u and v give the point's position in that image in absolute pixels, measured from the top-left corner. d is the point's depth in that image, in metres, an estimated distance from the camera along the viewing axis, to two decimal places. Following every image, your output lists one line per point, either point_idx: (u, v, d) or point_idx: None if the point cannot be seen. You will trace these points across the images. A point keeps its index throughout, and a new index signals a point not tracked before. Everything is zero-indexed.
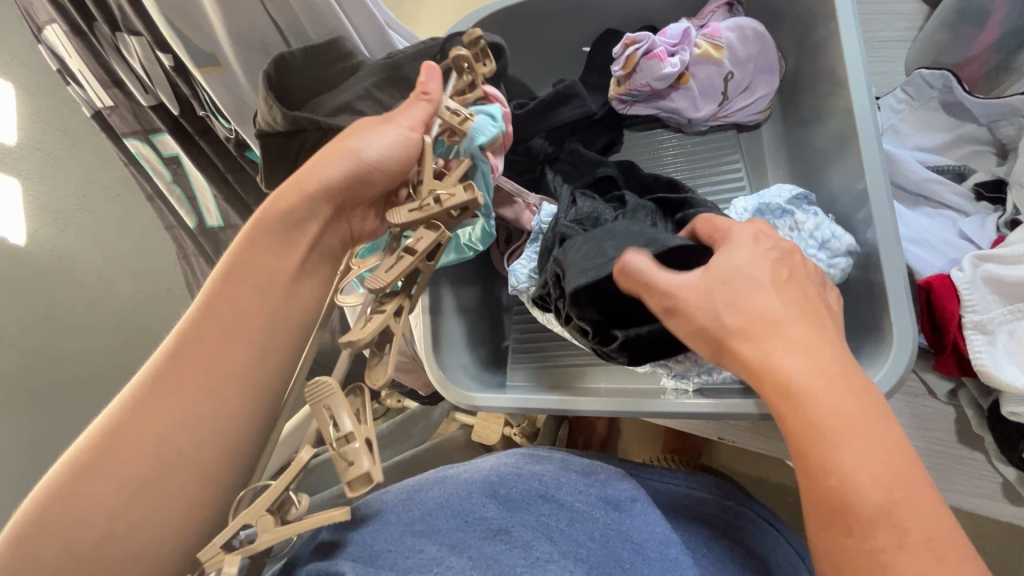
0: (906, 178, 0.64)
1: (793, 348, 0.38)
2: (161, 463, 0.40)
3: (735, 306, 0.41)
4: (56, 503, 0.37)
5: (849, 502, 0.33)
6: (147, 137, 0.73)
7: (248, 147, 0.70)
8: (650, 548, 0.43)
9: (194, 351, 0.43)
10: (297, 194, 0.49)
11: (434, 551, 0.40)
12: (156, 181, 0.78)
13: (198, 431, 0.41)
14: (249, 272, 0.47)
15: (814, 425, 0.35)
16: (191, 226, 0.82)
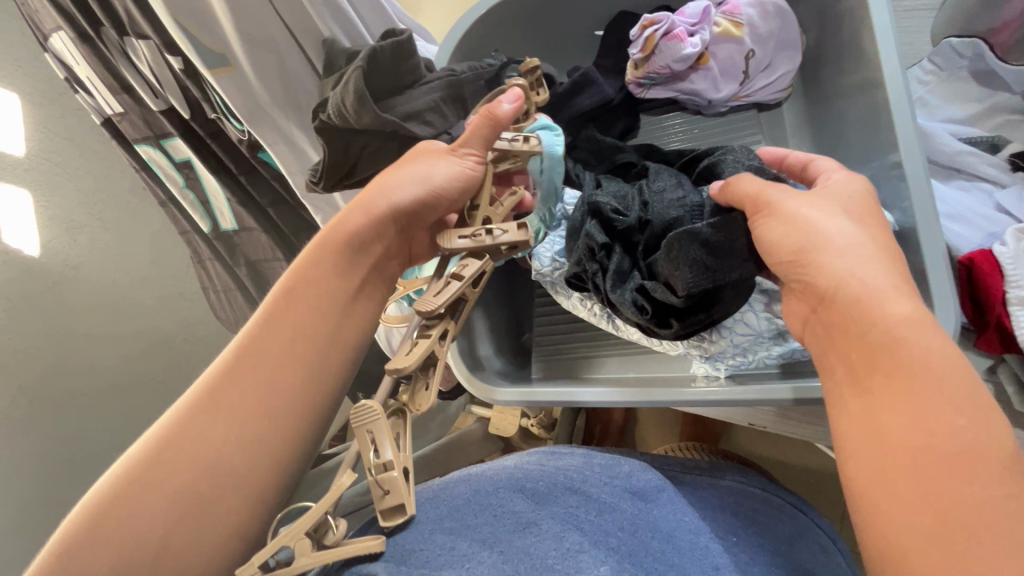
0: (939, 152, 0.60)
1: (890, 291, 0.37)
2: (217, 480, 0.41)
3: (842, 254, 0.40)
4: (117, 511, 0.38)
5: (934, 457, 0.32)
6: (158, 142, 0.77)
7: (260, 148, 0.72)
8: (679, 537, 0.43)
9: (253, 367, 0.44)
10: (361, 217, 0.49)
11: (466, 547, 0.38)
12: (170, 186, 0.83)
13: (254, 449, 0.42)
14: (306, 289, 0.48)
15: (911, 375, 0.34)
16: (206, 229, 0.87)
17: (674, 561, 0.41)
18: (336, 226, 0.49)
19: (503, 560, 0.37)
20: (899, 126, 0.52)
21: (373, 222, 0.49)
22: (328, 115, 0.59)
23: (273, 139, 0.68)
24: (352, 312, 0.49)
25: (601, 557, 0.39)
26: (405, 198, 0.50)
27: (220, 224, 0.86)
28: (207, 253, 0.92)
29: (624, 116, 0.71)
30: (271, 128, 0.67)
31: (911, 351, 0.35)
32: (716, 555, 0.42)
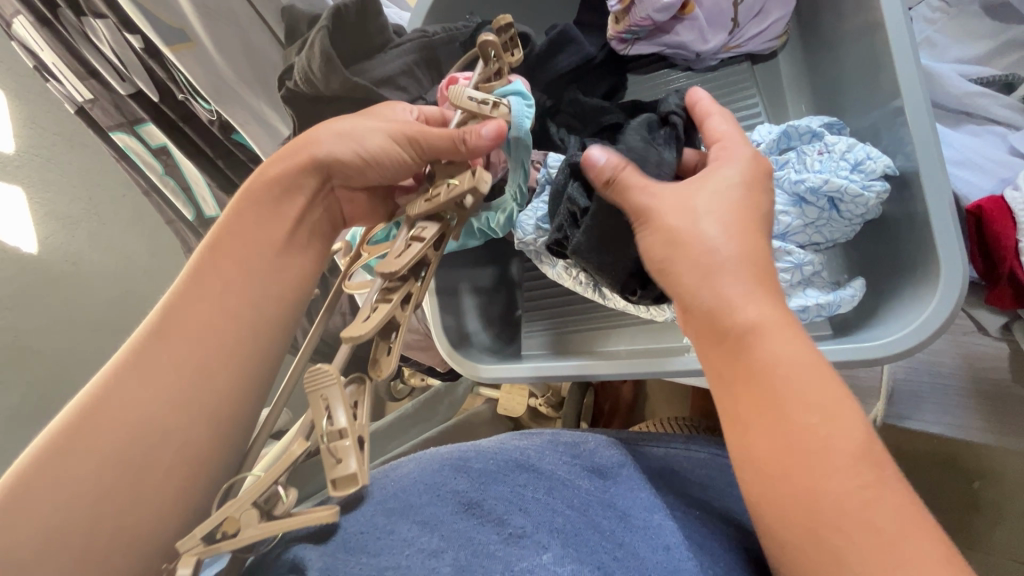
0: (945, 95, 0.55)
1: (739, 287, 0.35)
2: (140, 442, 0.39)
3: (697, 249, 0.38)
4: (33, 490, 0.36)
5: (808, 461, 0.30)
6: (132, 129, 0.75)
7: (232, 128, 0.71)
8: (634, 515, 0.40)
9: (181, 325, 0.43)
10: (289, 167, 0.48)
11: (407, 530, 0.37)
12: (149, 175, 0.80)
13: (179, 408, 0.41)
14: (235, 244, 0.46)
15: (767, 375, 0.33)
16: (191, 218, 0.84)
17: (625, 539, 0.38)
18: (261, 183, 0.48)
19: (435, 543, 0.37)
20: (899, 64, 0.48)
21: (297, 177, 0.48)
22: (296, 82, 0.56)
23: (243, 118, 0.66)
24: (284, 269, 0.47)
25: (547, 537, 0.37)
26: (336, 150, 0.47)
27: (204, 212, 0.82)
28: (195, 242, 0.91)
29: (610, 75, 0.68)
30: (240, 107, 0.65)
31: (764, 352, 0.33)
32: (668, 534, 0.38)
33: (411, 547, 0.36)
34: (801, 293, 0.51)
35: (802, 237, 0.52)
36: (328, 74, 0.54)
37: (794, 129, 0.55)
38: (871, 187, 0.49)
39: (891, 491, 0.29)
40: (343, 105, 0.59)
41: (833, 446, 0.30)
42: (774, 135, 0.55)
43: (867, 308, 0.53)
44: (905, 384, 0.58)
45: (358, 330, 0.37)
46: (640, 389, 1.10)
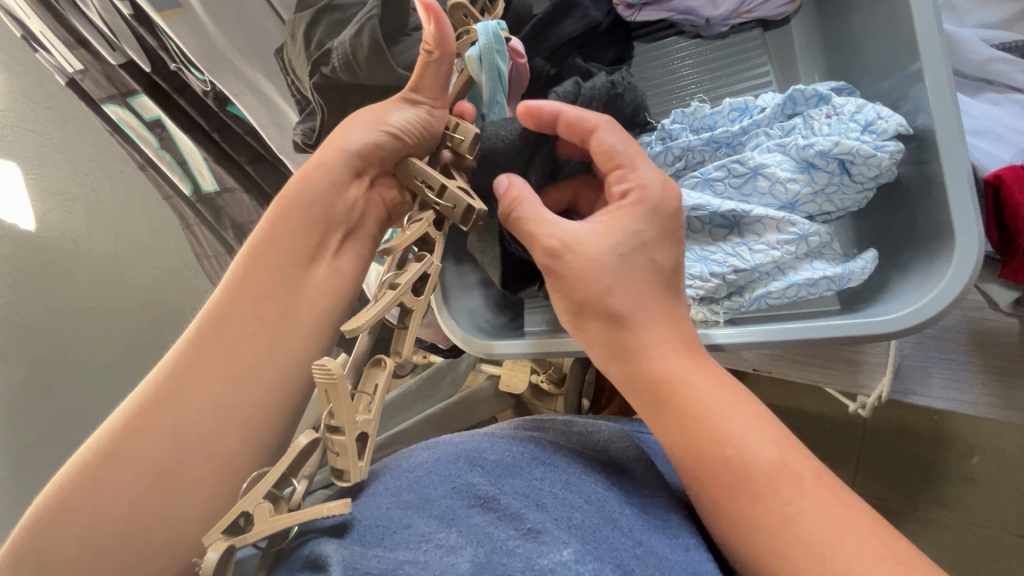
0: (966, 61, 0.53)
1: (648, 343, 0.41)
2: (180, 453, 0.41)
3: (611, 290, 0.42)
4: (83, 487, 0.39)
5: (741, 471, 0.36)
6: (125, 100, 0.74)
7: (227, 100, 0.69)
8: (654, 513, 0.40)
9: (219, 339, 0.45)
10: (322, 172, 0.50)
11: (425, 525, 0.37)
12: (145, 148, 0.80)
13: (219, 420, 0.43)
14: (270, 252, 0.48)
15: (686, 412, 0.38)
16: (188, 192, 0.82)
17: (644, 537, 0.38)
18: (296, 189, 0.50)
19: (455, 538, 0.36)
20: (920, 27, 0.46)
21: (333, 179, 0.50)
22: (333, 68, 0.53)
23: (239, 90, 0.64)
24: (311, 275, 0.49)
25: (566, 533, 0.36)
26: (357, 140, 0.49)
27: (202, 185, 0.81)
28: (194, 218, 0.90)
29: (615, 43, 0.66)
30: (236, 78, 0.63)
31: (683, 390, 0.39)
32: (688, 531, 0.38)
33: (432, 544, 0.36)
34: (808, 266, 0.50)
35: (812, 208, 0.51)
36: (373, 60, 0.52)
37: (799, 94, 0.53)
38: (884, 147, 0.48)
39: (803, 468, 0.35)
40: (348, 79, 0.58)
41: (765, 479, 0.35)
42: (779, 99, 0.54)
43: (877, 283, 0.52)
44: (913, 360, 0.57)
45: (359, 320, 0.34)
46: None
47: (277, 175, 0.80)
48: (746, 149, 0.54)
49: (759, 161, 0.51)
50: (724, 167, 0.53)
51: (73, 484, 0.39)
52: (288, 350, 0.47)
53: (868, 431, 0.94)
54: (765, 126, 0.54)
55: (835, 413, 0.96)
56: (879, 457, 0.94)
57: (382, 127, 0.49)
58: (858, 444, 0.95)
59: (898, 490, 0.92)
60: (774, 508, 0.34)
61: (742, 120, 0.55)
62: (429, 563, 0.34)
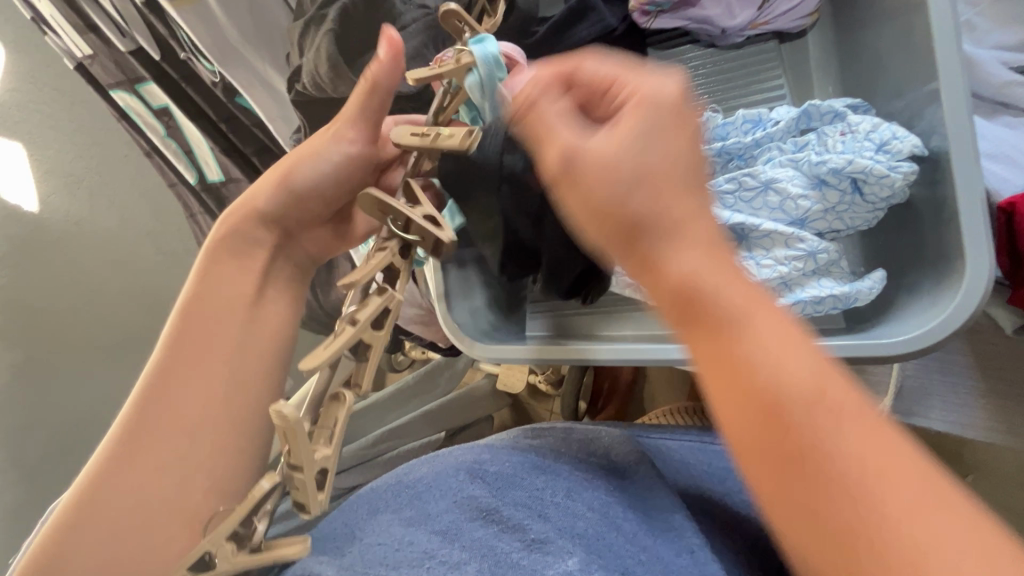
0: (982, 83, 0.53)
1: (676, 241, 0.31)
2: (149, 502, 0.41)
3: (643, 194, 0.32)
4: (98, 498, 0.40)
5: (819, 455, 0.25)
6: (132, 87, 0.73)
7: (236, 91, 0.68)
8: (656, 516, 0.40)
9: (176, 379, 0.45)
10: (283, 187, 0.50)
11: (426, 542, 0.37)
12: (151, 136, 0.79)
13: (185, 458, 0.43)
14: (214, 290, 0.48)
15: (740, 365, 0.28)
16: (193, 181, 0.81)
17: (647, 544, 0.38)
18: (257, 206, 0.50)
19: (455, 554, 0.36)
20: (940, 48, 0.45)
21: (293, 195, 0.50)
22: (304, 85, 0.58)
23: (247, 82, 0.63)
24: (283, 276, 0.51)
25: (570, 543, 0.37)
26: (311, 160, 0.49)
27: (207, 175, 0.80)
28: (197, 207, 0.89)
29: (629, 48, 0.64)
30: (245, 70, 0.63)
31: (747, 330, 0.28)
32: (691, 536, 0.39)
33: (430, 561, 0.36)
34: (814, 283, 0.50)
35: (821, 225, 0.51)
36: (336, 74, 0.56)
37: (816, 109, 0.53)
38: (898, 168, 0.47)
39: (916, 474, 0.24)
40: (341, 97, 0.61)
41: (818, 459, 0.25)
42: (794, 113, 0.53)
43: (883, 302, 0.52)
44: (913, 380, 0.57)
45: (314, 359, 0.35)
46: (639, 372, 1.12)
47: None
48: (757, 163, 0.53)
49: (771, 175, 0.51)
50: (735, 180, 0.52)
51: (89, 494, 0.41)
52: (251, 366, 0.47)
53: None
54: (778, 140, 0.53)
55: None
56: None
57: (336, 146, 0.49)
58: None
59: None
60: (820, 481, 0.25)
61: (755, 132, 0.54)
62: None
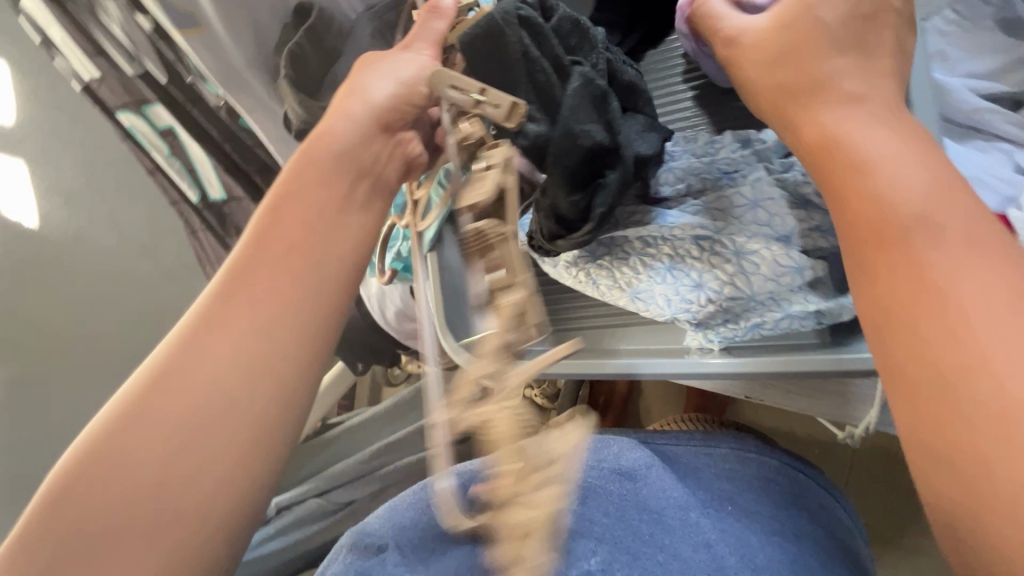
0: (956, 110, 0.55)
1: (882, 143, 0.32)
2: (189, 430, 0.30)
3: (836, 126, 0.33)
4: (116, 434, 0.30)
5: (982, 353, 0.24)
6: (138, 109, 0.74)
7: (238, 113, 0.71)
8: (669, 516, 0.50)
9: (240, 286, 0.34)
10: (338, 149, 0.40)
11: (461, 554, 0.45)
12: (155, 154, 0.79)
13: (226, 393, 0.31)
14: (299, 199, 0.38)
15: (911, 265, 0.28)
16: (195, 199, 0.84)
17: (663, 542, 0.48)
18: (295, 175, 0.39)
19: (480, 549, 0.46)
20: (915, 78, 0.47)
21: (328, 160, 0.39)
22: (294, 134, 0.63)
23: (250, 105, 0.65)
24: (340, 226, 0.38)
25: (593, 542, 0.48)
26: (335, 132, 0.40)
27: (208, 194, 0.83)
28: (199, 224, 0.91)
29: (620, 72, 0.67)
30: (249, 95, 0.64)
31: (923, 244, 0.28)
32: (706, 531, 0.48)
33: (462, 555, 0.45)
34: (800, 298, 0.51)
35: (808, 242, 0.51)
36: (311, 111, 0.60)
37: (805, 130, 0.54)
38: None
39: None
40: None
41: (941, 291, 0.26)
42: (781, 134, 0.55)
43: None
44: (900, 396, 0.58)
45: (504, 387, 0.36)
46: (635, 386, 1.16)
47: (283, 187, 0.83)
48: (746, 177, 0.54)
49: (759, 193, 0.52)
50: (726, 198, 0.54)
51: (35, 531, 0.28)
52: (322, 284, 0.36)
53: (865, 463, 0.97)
54: (766, 157, 0.55)
55: (831, 442, 0.99)
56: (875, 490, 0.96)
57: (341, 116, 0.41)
58: (849, 469, 0.97)
59: (892, 522, 0.93)
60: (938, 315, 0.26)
61: (742, 151, 0.56)
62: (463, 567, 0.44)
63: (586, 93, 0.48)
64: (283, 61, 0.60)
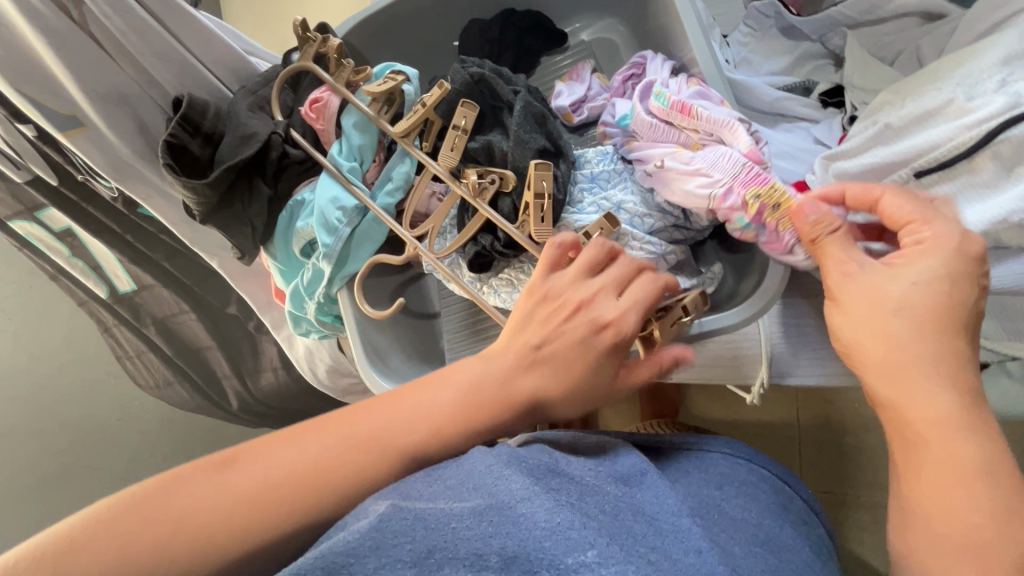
0: (761, 101, 0.65)
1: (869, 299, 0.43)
2: (274, 490, 0.42)
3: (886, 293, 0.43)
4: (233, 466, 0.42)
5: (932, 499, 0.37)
6: (33, 215, 0.76)
7: (136, 203, 0.73)
8: (663, 520, 0.42)
9: (350, 424, 0.45)
10: (580, 329, 0.48)
11: (467, 529, 0.37)
12: (56, 259, 0.81)
13: (314, 485, 0.42)
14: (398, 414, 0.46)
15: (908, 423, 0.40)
16: (104, 296, 0.86)
17: (655, 543, 0.40)
18: (556, 335, 0.48)
19: (477, 533, 0.37)
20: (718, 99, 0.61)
21: (578, 335, 0.47)
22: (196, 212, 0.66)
23: (145, 193, 0.68)
24: (514, 387, 0.47)
25: (591, 536, 0.38)
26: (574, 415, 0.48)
27: (117, 287, 0.85)
28: (112, 320, 0.90)
29: None
30: (142, 183, 0.68)
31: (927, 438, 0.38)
32: (695, 538, 0.41)
33: (460, 542, 0.37)
34: None
35: (665, 237, 0.61)
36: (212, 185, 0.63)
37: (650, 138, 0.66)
38: None
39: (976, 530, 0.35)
40: (234, 202, 0.67)
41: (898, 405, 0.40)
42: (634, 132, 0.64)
43: (732, 291, 0.61)
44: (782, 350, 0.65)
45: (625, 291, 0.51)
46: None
47: (194, 266, 0.86)
48: (614, 188, 0.62)
49: (620, 198, 0.60)
50: (598, 204, 0.61)
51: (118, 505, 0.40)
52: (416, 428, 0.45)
53: (803, 431, 1.05)
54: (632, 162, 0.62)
55: (771, 418, 1.07)
56: (816, 452, 1.04)
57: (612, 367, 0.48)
58: (797, 442, 1.05)
59: (834, 477, 1.02)
60: (896, 405, 0.40)
61: (609, 163, 0.63)
62: (457, 559, 0.36)
63: (528, 113, 0.61)
64: (161, 151, 0.62)
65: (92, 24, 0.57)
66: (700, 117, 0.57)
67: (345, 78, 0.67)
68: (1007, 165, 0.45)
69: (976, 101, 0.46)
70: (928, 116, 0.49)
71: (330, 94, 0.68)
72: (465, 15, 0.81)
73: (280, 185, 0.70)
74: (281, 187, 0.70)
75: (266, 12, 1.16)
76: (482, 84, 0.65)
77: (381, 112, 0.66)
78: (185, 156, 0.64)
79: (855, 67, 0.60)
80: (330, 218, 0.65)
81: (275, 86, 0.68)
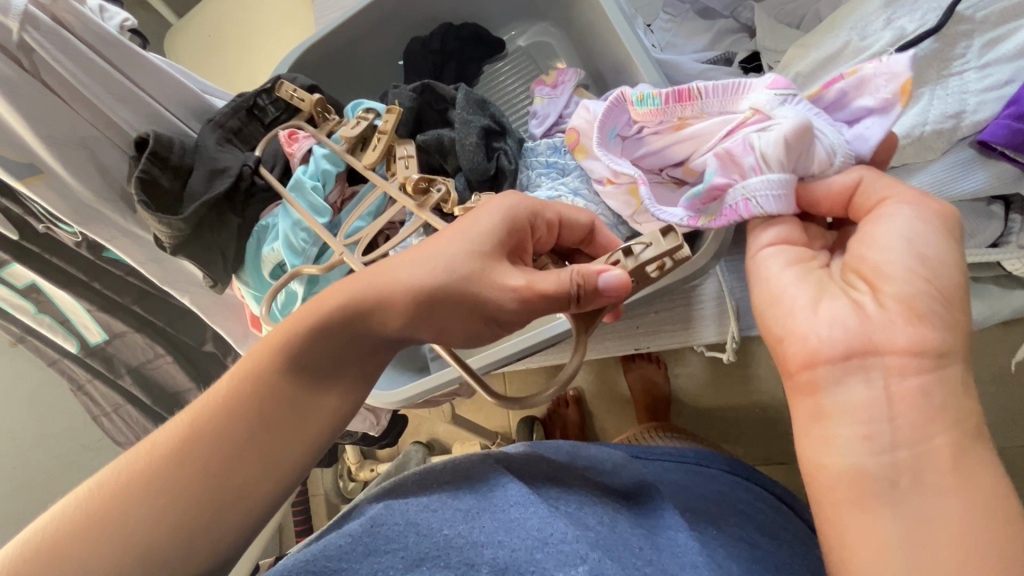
0: (687, 75, 0.71)
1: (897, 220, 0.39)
2: (203, 456, 0.40)
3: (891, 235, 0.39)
4: (160, 448, 0.40)
5: None
6: None
7: (102, 247, 0.73)
8: (659, 537, 0.43)
9: (262, 371, 0.43)
10: (486, 213, 0.44)
11: (461, 538, 0.38)
12: (22, 317, 0.80)
13: (246, 438, 0.41)
14: (315, 326, 0.43)
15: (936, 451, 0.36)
16: (73, 350, 0.83)
17: (652, 557, 0.40)
18: (457, 226, 0.44)
19: (468, 542, 0.38)
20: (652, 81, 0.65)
21: (494, 220, 0.44)
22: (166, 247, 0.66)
23: (110, 235, 0.69)
24: (403, 266, 0.43)
25: (582, 547, 0.38)
26: (502, 309, 0.42)
27: (87, 340, 0.83)
28: (85, 376, 0.88)
29: None
30: (106, 225, 0.68)
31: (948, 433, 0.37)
32: (693, 553, 0.41)
33: (451, 549, 0.38)
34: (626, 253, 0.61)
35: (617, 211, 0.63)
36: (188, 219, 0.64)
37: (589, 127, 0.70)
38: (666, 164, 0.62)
39: None
40: (207, 229, 0.68)
41: None
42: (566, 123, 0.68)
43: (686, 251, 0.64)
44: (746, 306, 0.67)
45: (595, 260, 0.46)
46: (583, 410, 1.23)
47: (167, 308, 0.85)
48: (569, 173, 0.64)
49: (574, 184, 0.62)
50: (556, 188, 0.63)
51: (68, 519, 0.37)
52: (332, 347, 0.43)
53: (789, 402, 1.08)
54: None
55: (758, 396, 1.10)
56: None
57: (524, 279, 0.42)
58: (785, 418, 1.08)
59: None
60: None
61: (560, 154, 0.65)
62: (449, 567, 0.37)
63: (471, 102, 0.66)
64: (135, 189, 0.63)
65: (44, 72, 0.59)
66: (699, 98, 0.53)
67: (327, 128, 0.71)
68: (907, 88, 0.50)
69: (869, 39, 0.53)
70: (831, 59, 0.55)
71: (308, 136, 0.72)
72: (406, 34, 0.86)
73: (249, 213, 0.72)
74: (250, 214, 0.73)
75: (217, 62, 1.19)
76: (427, 91, 0.70)
77: (352, 151, 0.69)
78: (156, 198, 0.66)
79: (766, 31, 0.67)
80: (296, 241, 0.68)
81: (269, 135, 0.73)
